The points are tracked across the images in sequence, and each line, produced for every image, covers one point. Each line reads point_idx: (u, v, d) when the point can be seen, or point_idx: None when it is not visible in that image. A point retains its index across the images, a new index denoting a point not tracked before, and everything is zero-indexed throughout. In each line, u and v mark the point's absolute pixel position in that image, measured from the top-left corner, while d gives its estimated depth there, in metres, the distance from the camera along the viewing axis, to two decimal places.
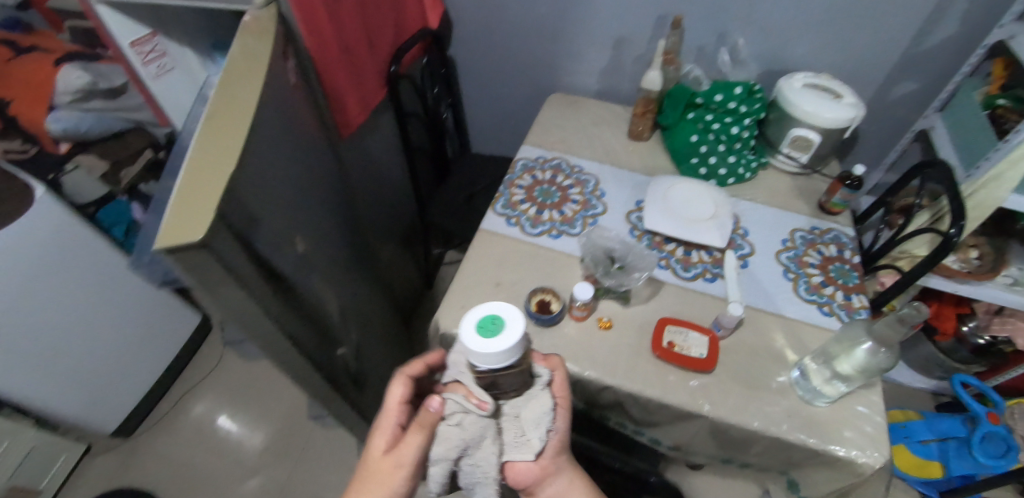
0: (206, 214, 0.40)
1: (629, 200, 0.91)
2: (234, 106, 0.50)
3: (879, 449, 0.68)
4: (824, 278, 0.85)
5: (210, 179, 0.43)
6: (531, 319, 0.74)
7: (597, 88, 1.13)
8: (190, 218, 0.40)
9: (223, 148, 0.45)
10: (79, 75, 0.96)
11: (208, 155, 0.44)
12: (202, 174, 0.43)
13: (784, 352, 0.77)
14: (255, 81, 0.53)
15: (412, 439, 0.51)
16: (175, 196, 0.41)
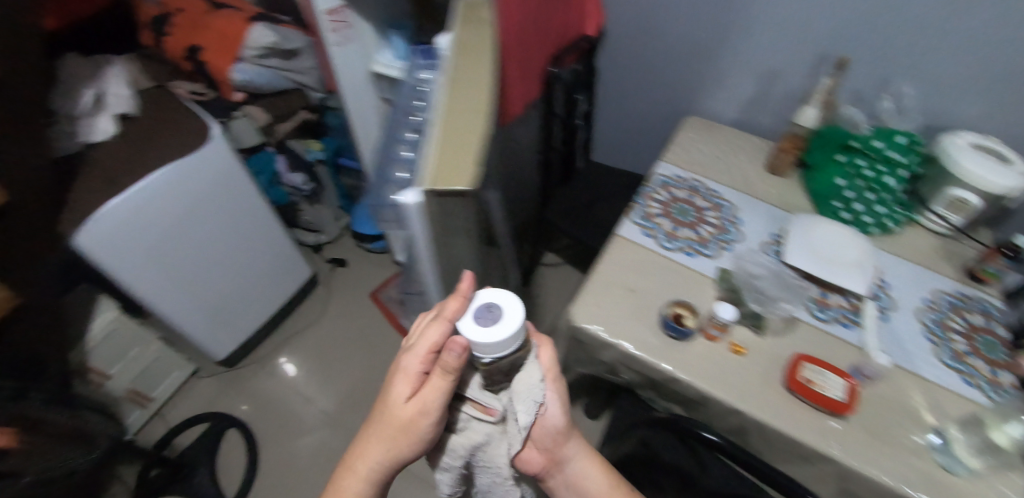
0: (467, 167, 0.49)
1: (765, 231, 0.90)
2: (469, 77, 0.56)
3: None
4: (970, 347, 0.79)
5: (464, 145, 0.50)
6: (666, 330, 0.75)
7: (735, 118, 1.13)
8: (455, 170, 0.49)
9: (468, 117, 0.52)
10: (267, 34, 1.04)
11: (457, 118, 0.52)
12: (453, 140, 0.51)
13: (920, 413, 0.72)
14: (484, 52, 0.58)
15: (438, 384, 0.53)
16: (436, 149, 0.50)
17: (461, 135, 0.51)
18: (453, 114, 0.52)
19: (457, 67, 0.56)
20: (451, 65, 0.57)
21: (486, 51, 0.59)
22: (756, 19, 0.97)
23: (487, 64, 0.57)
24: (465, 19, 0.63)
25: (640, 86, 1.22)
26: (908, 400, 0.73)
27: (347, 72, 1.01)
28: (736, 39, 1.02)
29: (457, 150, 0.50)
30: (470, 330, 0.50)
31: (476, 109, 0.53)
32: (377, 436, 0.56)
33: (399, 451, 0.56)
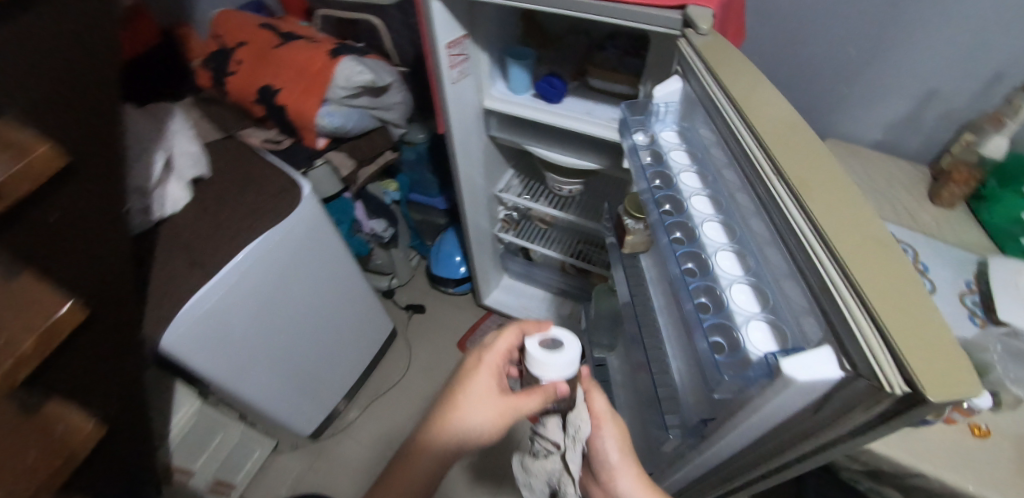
0: (955, 351, 0.28)
1: (957, 278, 0.79)
2: (800, 156, 0.39)
3: None
4: None
5: (883, 269, 0.32)
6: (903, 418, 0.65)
7: (879, 139, 1.02)
8: (937, 355, 0.27)
9: (852, 218, 0.35)
10: (361, 71, 0.87)
11: (858, 249, 0.32)
12: (860, 259, 0.32)
13: None
14: (791, 117, 0.43)
15: (530, 399, 0.51)
16: (866, 311, 0.30)
17: (863, 250, 0.33)
18: (826, 214, 0.35)
19: (775, 141, 0.40)
20: (764, 138, 0.41)
21: (790, 114, 0.43)
22: (923, 35, 0.85)
23: (810, 135, 0.41)
24: (724, 67, 0.48)
25: None
26: None
27: (460, 108, 0.87)
28: (891, 58, 0.90)
29: (881, 280, 0.31)
30: (529, 345, 0.50)
31: (852, 204, 0.35)
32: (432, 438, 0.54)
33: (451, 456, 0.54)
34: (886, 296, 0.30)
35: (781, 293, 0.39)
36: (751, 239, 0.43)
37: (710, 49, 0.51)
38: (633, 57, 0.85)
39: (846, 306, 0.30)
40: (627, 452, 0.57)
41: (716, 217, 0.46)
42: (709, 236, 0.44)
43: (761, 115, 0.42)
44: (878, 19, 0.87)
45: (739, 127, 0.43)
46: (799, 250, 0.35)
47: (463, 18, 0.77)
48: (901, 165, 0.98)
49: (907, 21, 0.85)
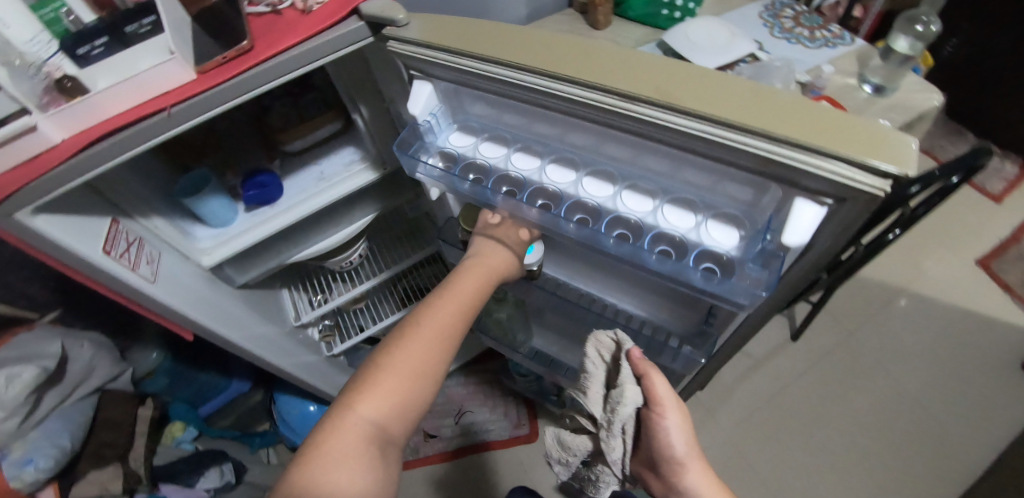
0: (868, 126, 0.32)
1: None
2: (620, 71, 0.38)
3: (932, 92, 0.93)
4: (807, 29, 1.02)
5: (777, 108, 0.34)
6: None
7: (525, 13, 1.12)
8: (870, 139, 0.31)
9: (711, 87, 0.36)
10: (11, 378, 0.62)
11: (747, 106, 0.34)
12: (759, 113, 0.33)
13: (844, 85, 0.92)
14: (568, 44, 0.41)
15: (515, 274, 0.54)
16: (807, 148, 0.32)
17: (750, 104, 0.34)
18: (698, 99, 0.35)
19: (593, 72, 0.38)
20: (582, 78, 0.38)
21: (562, 42, 0.41)
22: None
23: (599, 49, 0.40)
24: (469, 43, 0.42)
25: None
26: (835, 81, 0.93)
27: (187, 294, 0.65)
28: None
29: (786, 116, 0.33)
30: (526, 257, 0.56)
31: (696, 77, 0.36)
32: (416, 330, 0.48)
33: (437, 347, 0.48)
34: (807, 125, 0.32)
35: (700, 183, 0.40)
36: (635, 163, 0.42)
37: (432, 37, 0.44)
38: (305, 94, 0.74)
39: (795, 154, 0.32)
40: (691, 440, 0.51)
41: (584, 173, 0.45)
42: (598, 195, 0.44)
43: (553, 62, 0.39)
44: None
45: (547, 84, 0.39)
46: (704, 142, 0.35)
47: (96, 207, 0.54)
48: (554, 20, 1.10)
49: None
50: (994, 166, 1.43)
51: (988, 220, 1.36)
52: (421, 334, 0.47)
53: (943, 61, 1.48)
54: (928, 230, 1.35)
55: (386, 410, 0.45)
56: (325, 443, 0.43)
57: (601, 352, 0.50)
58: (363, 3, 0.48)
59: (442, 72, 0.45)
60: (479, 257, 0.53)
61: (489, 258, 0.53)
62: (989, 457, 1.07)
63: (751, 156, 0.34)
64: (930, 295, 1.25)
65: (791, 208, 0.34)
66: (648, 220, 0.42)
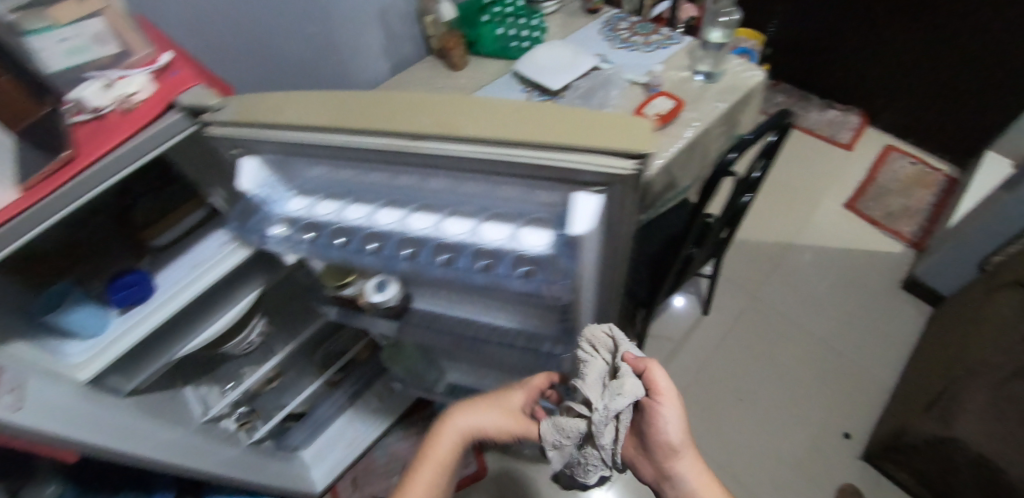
0: (618, 118, 0.37)
1: (518, 93, 1.04)
2: (409, 112, 0.42)
3: (754, 70, 1.04)
4: (643, 36, 1.14)
5: (543, 118, 0.39)
6: None
7: (391, 66, 1.18)
8: (617, 131, 0.37)
9: (484, 111, 0.40)
10: None
11: (517, 123, 0.39)
12: (520, 126, 0.39)
13: (680, 78, 1.03)
14: (367, 98, 0.45)
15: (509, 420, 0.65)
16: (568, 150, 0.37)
17: (513, 121, 0.39)
18: (471, 124, 0.40)
19: (389, 119, 0.42)
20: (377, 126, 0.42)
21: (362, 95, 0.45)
22: None
23: (393, 97, 0.44)
24: (275, 113, 0.46)
25: None
26: (670, 75, 1.03)
27: (62, 414, 0.61)
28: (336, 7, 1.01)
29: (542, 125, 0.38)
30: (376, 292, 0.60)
31: (471, 105, 0.41)
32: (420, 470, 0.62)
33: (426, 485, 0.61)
34: (558, 127, 0.38)
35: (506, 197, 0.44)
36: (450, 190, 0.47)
37: (244, 114, 0.48)
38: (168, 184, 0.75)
39: (551, 157, 0.38)
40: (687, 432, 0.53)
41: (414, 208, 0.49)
42: (425, 225, 0.48)
43: (353, 115, 0.43)
44: None
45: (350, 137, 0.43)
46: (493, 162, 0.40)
47: None
48: (416, 67, 1.17)
49: None
50: (841, 120, 1.64)
51: (844, 167, 1.55)
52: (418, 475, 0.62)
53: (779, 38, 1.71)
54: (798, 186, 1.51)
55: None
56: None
57: (597, 346, 0.53)
58: (179, 94, 0.50)
59: (264, 144, 0.48)
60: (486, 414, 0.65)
61: (466, 407, 0.66)
62: (891, 375, 1.18)
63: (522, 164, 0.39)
64: (813, 243, 1.40)
65: (575, 202, 0.40)
66: (468, 239, 0.46)
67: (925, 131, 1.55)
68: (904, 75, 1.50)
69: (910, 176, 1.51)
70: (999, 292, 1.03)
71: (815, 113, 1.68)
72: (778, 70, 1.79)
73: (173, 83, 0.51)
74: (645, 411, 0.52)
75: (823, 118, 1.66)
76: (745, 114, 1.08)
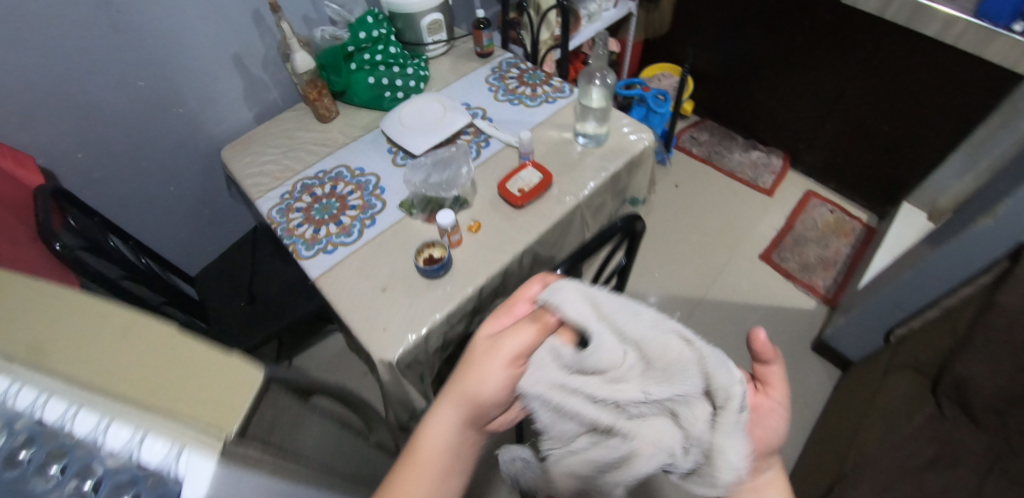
0: (220, 401, 0.36)
1: (382, 154, 0.94)
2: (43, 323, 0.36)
3: (644, 131, 0.95)
4: (529, 87, 1.06)
5: (155, 380, 0.35)
6: (423, 274, 0.75)
7: (255, 116, 1.07)
8: (212, 414, 0.35)
9: (107, 347, 0.36)
10: None
11: (119, 386, 0.34)
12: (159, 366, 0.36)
13: (562, 139, 0.94)
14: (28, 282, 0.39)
15: (525, 335, 0.53)
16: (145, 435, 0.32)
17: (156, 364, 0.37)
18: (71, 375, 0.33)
19: None
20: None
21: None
22: (170, 26, 0.85)
23: (29, 298, 0.37)
24: None
25: (153, 177, 0.99)
26: (552, 136, 0.95)
27: None
28: (176, 56, 0.89)
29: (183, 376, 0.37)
30: None
31: (119, 330, 0.37)
32: (409, 468, 0.55)
33: (430, 479, 0.54)
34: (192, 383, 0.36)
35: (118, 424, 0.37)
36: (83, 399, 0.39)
37: None
38: None
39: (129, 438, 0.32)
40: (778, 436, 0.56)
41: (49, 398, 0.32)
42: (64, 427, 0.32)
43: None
44: (121, 43, 0.82)
45: None
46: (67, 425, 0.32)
47: None
48: (286, 116, 1.06)
49: (143, 24, 0.82)
50: (764, 162, 1.62)
51: (764, 215, 1.52)
52: (423, 471, 0.55)
53: (705, 75, 1.66)
54: (712, 236, 1.48)
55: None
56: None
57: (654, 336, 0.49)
58: None
59: None
60: (476, 388, 0.54)
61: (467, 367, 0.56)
62: (795, 445, 1.14)
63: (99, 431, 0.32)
64: (725, 298, 1.36)
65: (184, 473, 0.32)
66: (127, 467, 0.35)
67: (844, 177, 1.52)
68: (822, 121, 1.47)
69: (829, 224, 1.48)
70: (894, 370, 0.99)
71: (740, 154, 1.65)
72: (706, 106, 1.75)
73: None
74: (755, 413, 0.56)
75: (747, 159, 1.63)
76: (636, 177, 1.00)
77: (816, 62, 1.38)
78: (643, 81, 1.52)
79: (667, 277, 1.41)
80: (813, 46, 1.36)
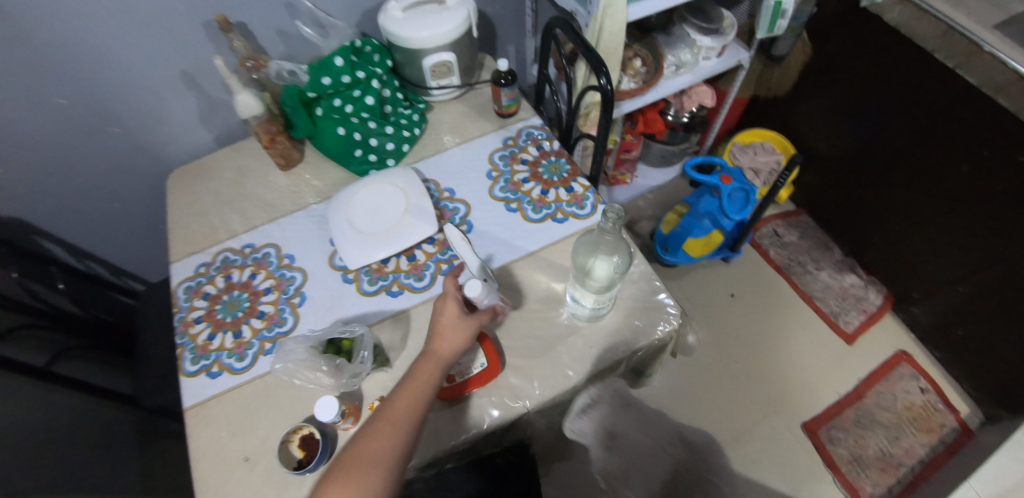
0: None
1: (322, 245, 0.74)
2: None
3: (668, 314, 0.67)
4: (541, 186, 0.78)
5: None
6: (291, 469, 0.58)
7: (215, 136, 0.90)
8: None
9: None
10: None
11: None
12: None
13: (547, 292, 0.69)
14: None
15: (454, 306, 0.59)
16: None
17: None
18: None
19: None
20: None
21: None
22: (88, 38, 0.68)
23: None
24: None
25: (89, 190, 0.87)
26: (537, 283, 0.70)
27: None
28: (102, 71, 0.72)
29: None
30: None
31: None
32: (396, 398, 0.54)
33: (437, 371, 0.56)
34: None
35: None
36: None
37: None
38: None
39: None
40: None
41: None
42: None
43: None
44: (23, 54, 0.66)
45: None
46: None
47: None
48: (248, 145, 0.88)
49: (47, 35, 0.66)
50: (858, 294, 1.25)
51: (828, 369, 1.18)
52: (403, 402, 0.54)
53: (820, 159, 1.25)
54: (747, 377, 1.18)
55: (392, 429, 0.52)
56: (370, 443, 0.51)
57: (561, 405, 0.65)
58: None
59: None
60: (447, 326, 0.58)
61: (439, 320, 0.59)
62: None
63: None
64: (738, 468, 1.08)
65: None
66: None
67: (960, 356, 1.12)
68: (956, 278, 1.04)
69: (910, 408, 1.12)
70: None
71: (827, 274, 1.30)
72: (809, 195, 1.34)
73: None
74: None
75: (836, 285, 1.28)
76: (644, 357, 0.73)
77: (970, 209, 0.95)
78: (721, 163, 1.14)
79: (677, 416, 1.14)
80: (970, 187, 0.93)
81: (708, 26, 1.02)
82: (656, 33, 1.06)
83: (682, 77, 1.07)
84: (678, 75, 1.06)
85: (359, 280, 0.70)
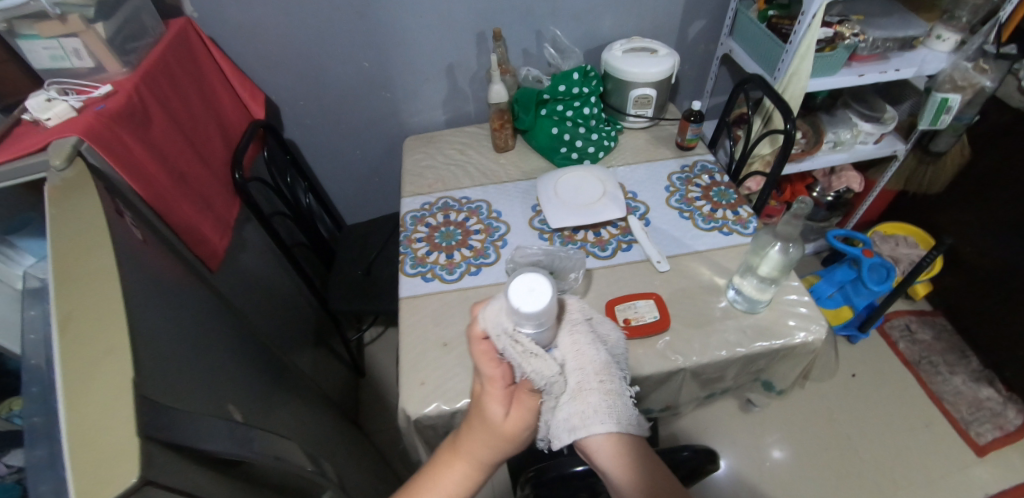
0: None
1: (525, 209, 0.93)
2: (110, 274, 0.44)
3: (818, 323, 0.74)
4: (711, 205, 0.92)
5: None
6: None
7: (445, 118, 1.16)
8: None
9: None
10: None
11: None
12: (85, 412, 0.35)
13: (713, 282, 0.80)
14: None
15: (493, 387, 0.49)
16: None
17: (104, 405, 0.36)
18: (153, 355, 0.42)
19: None
20: (56, 274, 0.44)
21: None
22: (408, 25, 0.97)
23: None
24: None
25: (346, 135, 1.15)
26: (701, 275, 0.81)
27: None
28: (404, 50, 1.01)
29: (116, 426, 0.34)
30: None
31: None
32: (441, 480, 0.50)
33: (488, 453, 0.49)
34: (84, 463, 0.33)
35: (174, 362, 0.46)
36: (176, 317, 0.52)
37: None
38: None
39: None
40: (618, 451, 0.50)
41: None
42: None
43: (103, 239, 0.47)
44: (359, 27, 0.96)
45: None
46: None
47: None
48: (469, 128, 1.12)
49: (387, 17, 0.95)
50: (993, 409, 1.20)
51: (953, 476, 1.12)
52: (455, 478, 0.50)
53: (964, 263, 1.26)
54: (858, 459, 1.15)
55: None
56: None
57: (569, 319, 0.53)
58: None
59: None
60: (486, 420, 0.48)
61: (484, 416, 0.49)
62: None
63: (215, 404, 0.47)
64: None
65: None
66: None
67: None
68: None
69: None
70: None
71: (961, 380, 1.25)
72: (948, 298, 1.34)
73: (117, 143, 0.63)
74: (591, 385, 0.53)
75: (970, 393, 1.23)
76: (785, 366, 0.79)
77: None
78: (863, 237, 1.20)
79: (776, 475, 1.13)
80: None
81: (871, 113, 1.15)
82: (820, 112, 1.19)
83: (838, 153, 1.18)
84: (835, 151, 1.18)
85: (554, 238, 0.86)
